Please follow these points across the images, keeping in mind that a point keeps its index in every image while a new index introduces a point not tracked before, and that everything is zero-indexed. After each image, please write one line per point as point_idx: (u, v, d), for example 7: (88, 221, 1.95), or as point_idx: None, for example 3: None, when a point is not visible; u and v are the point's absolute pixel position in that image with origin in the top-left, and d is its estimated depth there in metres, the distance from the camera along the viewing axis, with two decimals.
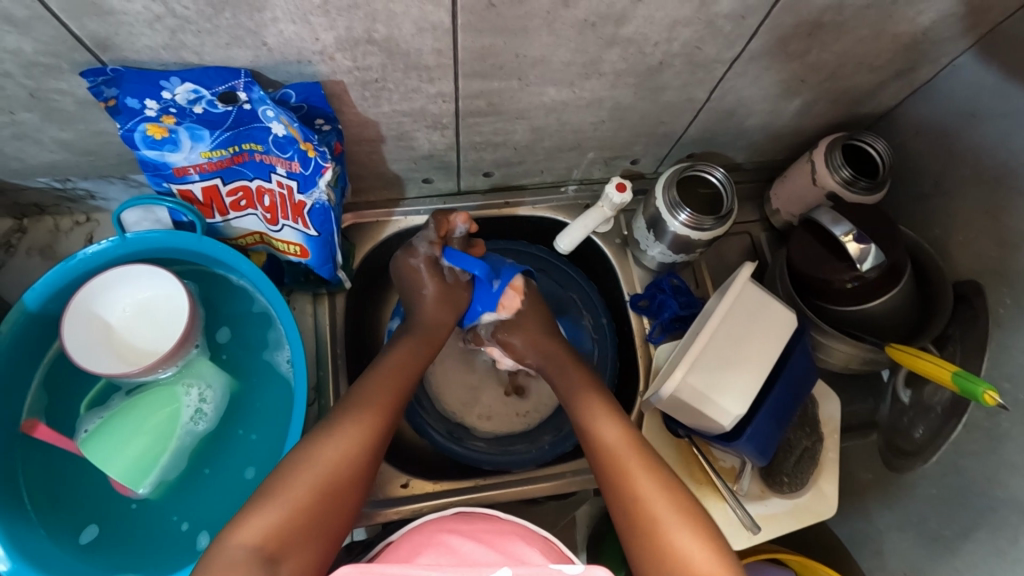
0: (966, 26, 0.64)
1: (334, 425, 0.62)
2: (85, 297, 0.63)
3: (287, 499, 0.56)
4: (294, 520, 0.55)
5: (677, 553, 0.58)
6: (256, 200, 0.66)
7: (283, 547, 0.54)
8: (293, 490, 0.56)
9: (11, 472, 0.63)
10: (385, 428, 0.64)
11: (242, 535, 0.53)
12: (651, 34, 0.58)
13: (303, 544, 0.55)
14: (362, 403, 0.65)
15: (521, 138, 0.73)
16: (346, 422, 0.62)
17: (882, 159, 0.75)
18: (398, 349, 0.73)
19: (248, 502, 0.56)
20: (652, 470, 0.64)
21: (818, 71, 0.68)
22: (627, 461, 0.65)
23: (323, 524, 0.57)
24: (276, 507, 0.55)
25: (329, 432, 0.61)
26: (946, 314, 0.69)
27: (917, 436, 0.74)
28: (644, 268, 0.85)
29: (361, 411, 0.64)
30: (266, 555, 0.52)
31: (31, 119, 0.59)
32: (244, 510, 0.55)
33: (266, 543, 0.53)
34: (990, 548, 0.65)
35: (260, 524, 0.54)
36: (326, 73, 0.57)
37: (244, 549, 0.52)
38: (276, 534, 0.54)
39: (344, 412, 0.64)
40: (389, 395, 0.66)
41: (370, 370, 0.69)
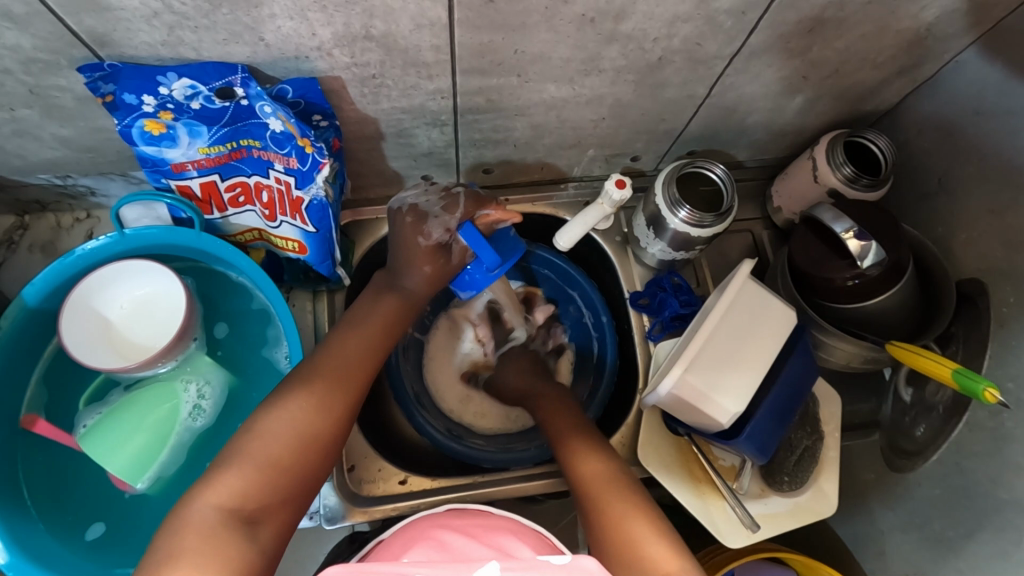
0: (970, 22, 0.64)
1: (303, 378, 0.59)
2: (83, 294, 0.63)
3: (258, 457, 0.53)
4: (268, 479, 0.53)
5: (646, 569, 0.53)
6: (255, 196, 0.66)
7: (259, 507, 0.52)
8: (264, 446, 0.54)
9: (11, 468, 0.64)
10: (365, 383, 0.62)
11: (212, 494, 0.51)
12: (651, 30, 0.58)
13: (280, 504, 0.54)
14: (334, 356, 0.62)
15: (521, 135, 0.73)
16: (318, 375, 0.60)
17: (884, 156, 0.74)
18: (375, 301, 0.70)
19: (217, 461, 0.54)
20: (625, 495, 0.60)
21: (820, 67, 0.68)
22: (599, 489, 0.61)
23: (299, 484, 0.55)
24: (247, 466, 0.53)
25: (308, 385, 0.59)
26: (950, 312, 0.68)
27: (919, 434, 0.73)
28: (645, 266, 0.85)
29: (333, 366, 0.61)
30: (240, 517, 0.51)
31: (30, 115, 0.59)
32: (213, 469, 0.53)
33: (240, 505, 0.51)
34: (993, 549, 0.64)
35: (233, 484, 0.52)
36: (324, 69, 0.57)
37: (212, 509, 0.50)
38: (249, 495, 0.52)
39: (314, 363, 0.61)
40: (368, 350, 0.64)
41: (343, 324, 0.66)
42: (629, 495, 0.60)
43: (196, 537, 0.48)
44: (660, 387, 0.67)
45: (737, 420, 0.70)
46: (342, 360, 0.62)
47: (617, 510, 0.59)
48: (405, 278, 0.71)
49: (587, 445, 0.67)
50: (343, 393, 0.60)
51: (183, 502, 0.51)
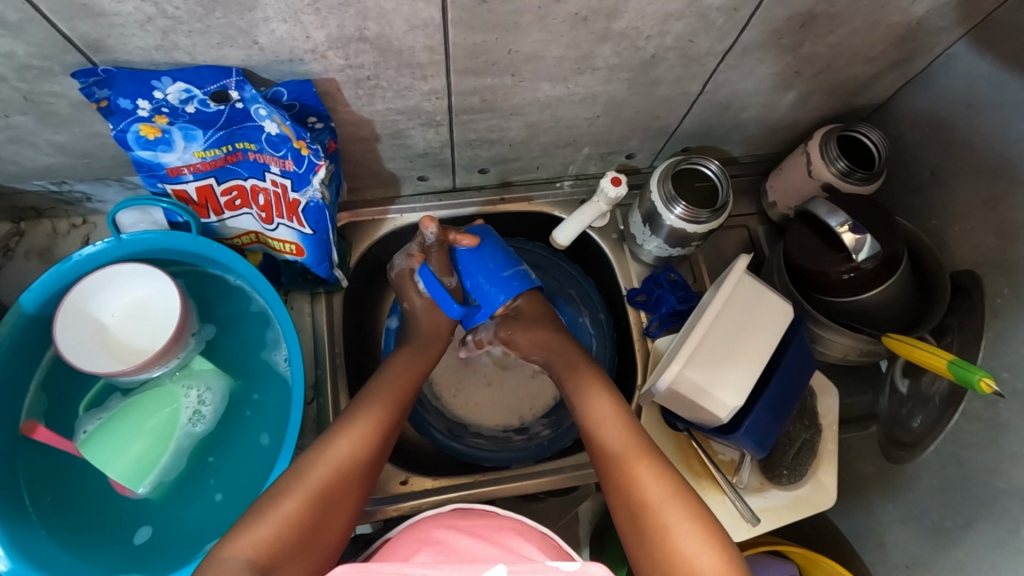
0: (961, 15, 0.64)
1: (327, 440, 0.62)
2: (77, 299, 0.64)
3: (280, 514, 0.56)
4: (286, 534, 0.55)
5: (672, 537, 0.57)
6: (251, 199, 0.66)
7: (277, 560, 0.53)
8: (284, 503, 0.56)
9: (11, 474, 0.64)
10: (385, 433, 0.65)
11: (235, 547, 0.53)
12: (644, 28, 0.58)
13: (296, 557, 0.55)
14: (354, 417, 0.65)
15: (516, 134, 0.73)
16: (339, 436, 0.63)
17: (878, 150, 0.75)
18: (401, 360, 0.73)
19: (241, 518, 0.56)
20: (652, 457, 0.63)
21: (812, 62, 0.68)
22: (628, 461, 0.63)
23: (317, 539, 0.57)
24: (269, 522, 0.55)
25: (328, 440, 0.62)
26: (944, 304, 0.69)
27: (916, 426, 0.74)
28: (642, 263, 0.85)
29: (356, 421, 0.64)
30: (260, 568, 0.52)
31: (25, 122, 0.59)
32: (237, 524, 0.55)
33: (258, 556, 0.53)
34: (992, 539, 0.65)
35: (252, 537, 0.53)
36: (318, 72, 0.57)
37: (238, 562, 0.52)
38: (267, 547, 0.54)
39: (336, 426, 0.64)
40: (394, 403, 0.68)
41: (366, 387, 0.69)
42: (651, 456, 0.64)
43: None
44: (659, 382, 0.67)
45: (736, 414, 0.70)
46: (362, 420, 0.64)
47: (642, 472, 0.62)
48: None
49: (603, 393, 0.70)
50: (361, 456, 0.62)
51: (209, 556, 0.53)
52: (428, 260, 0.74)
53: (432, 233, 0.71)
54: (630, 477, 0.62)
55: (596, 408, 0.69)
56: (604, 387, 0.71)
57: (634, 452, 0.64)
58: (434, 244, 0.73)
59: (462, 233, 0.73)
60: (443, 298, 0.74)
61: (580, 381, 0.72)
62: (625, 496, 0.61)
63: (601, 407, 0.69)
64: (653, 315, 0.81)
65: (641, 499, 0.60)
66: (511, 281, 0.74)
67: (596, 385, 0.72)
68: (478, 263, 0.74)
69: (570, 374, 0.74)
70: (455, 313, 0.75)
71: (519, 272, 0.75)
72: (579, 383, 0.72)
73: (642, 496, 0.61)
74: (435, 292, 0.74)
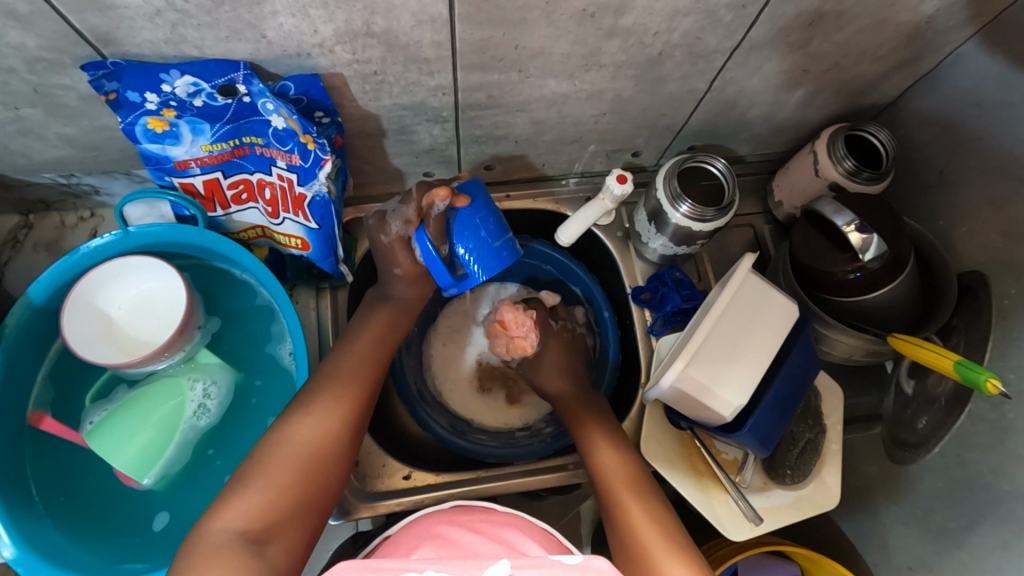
0: (970, 14, 0.64)
1: (308, 400, 0.62)
2: (84, 290, 0.64)
3: (267, 482, 0.56)
4: (276, 500, 0.56)
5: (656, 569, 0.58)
6: (258, 193, 0.67)
7: (269, 528, 0.55)
8: (272, 472, 0.57)
9: (18, 464, 0.64)
10: (365, 394, 0.65)
11: (224, 518, 0.54)
12: (651, 25, 0.58)
13: (291, 525, 0.56)
14: (336, 379, 0.64)
15: (522, 131, 0.73)
16: (320, 398, 0.62)
17: (886, 149, 0.74)
18: (379, 315, 0.72)
19: (229, 486, 0.57)
20: (642, 494, 0.64)
21: (820, 60, 0.68)
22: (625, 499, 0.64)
23: (309, 501, 0.58)
24: (260, 489, 0.56)
25: (311, 403, 0.62)
26: (952, 302, 0.69)
27: (921, 426, 0.73)
28: (647, 261, 0.85)
29: (337, 381, 0.64)
30: (252, 537, 0.53)
31: (35, 114, 0.59)
32: (226, 494, 0.56)
33: (250, 524, 0.54)
34: (996, 541, 0.64)
35: (243, 507, 0.55)
36: (326, 66, 0.57)
37: (230, 532, 0.53)
38: (260, 515, 0.55)
39: (320, 384, 0.64)
40: (370, 363, 0.67)
41: (343, 345, 0.68)
42: (641, 493, 0.64)
43: (211, 557, 0.51)
44: (663, 381, 0.67)
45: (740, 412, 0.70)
46: (342, 382, 0.64)
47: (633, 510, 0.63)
48: (394, 288, 0.73)
49: (603, 433, 0.71)
50: (348, 419, 0.62)
51: (201, 526, 0.54)
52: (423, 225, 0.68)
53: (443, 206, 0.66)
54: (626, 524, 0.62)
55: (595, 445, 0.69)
56: (609, 432, 0.71)
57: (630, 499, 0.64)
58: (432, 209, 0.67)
59: (455, 194, 0.67)
60: (436, 267, 0.68)
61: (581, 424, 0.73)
62: (625, 544, 0.61)
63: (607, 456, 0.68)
64: (657, 314, 0.81)
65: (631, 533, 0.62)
66: (501, 252, 0.69)
67: (596, 429, 0.71)
68: (472, 232, 0.67)
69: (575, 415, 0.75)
70: (447, 284, 0.69)
71: (508, 242, 0.69)
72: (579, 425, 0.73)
73: (640, 544, 0.60)
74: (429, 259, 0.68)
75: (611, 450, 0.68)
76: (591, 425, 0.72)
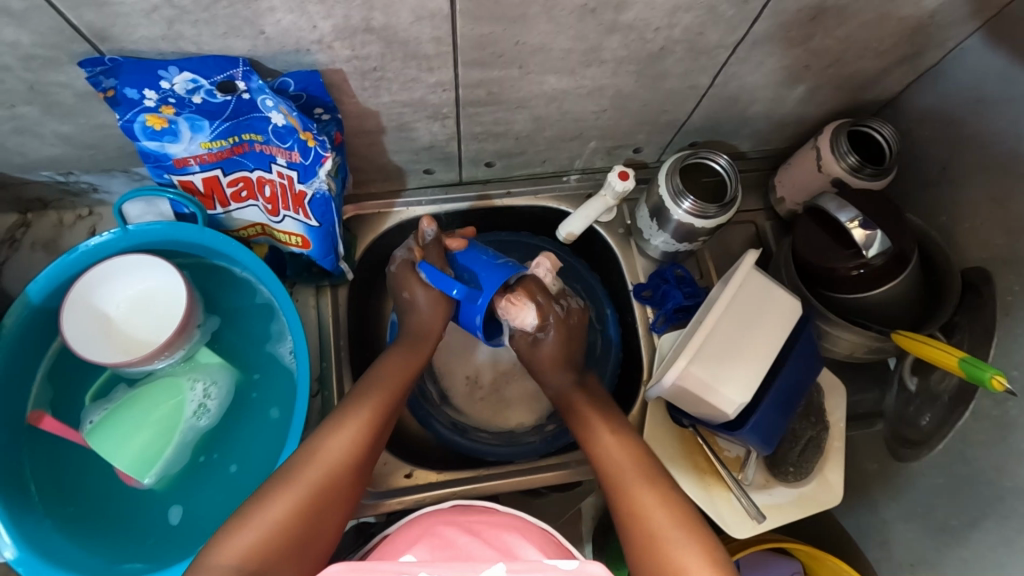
0: (974, 8, 0.63)
1: (318, 441, 0.62)
2: (82, 289, 0.63)
3: (262, 522, 0.55)
4: (271, 541, 0.54)
5: (681, 572, 0.56)
6: (257, 191, 0.66)
7: (261, 571, 0.52)
8: (268, 512, 0.55)
9: (18, 464, 0.64)
10: (372, 438, 0.64)
11: (222, 553, 0.52)
12: (653, 20, 0.57)
13: (283, 565, 0.54)
14: (344, 420, 0.64)
15: (522, 128, 0.73)
16: (327, 440, 0.62)
17: (889, 146, 0.74)
18: (392, 361, 0.72)
19: (224, 525, 0.55)
20: (651, 481, 0.64)
21: (823, 56, 0.67)
22: (624, 469, 0.65)
23: (306, 544, 0.57)
24: (253, 529, 0.54)
25: (318, 443, 0.61)
26: (956, 297, 0.68)
27: (925, 424, 0.73)
28: (648, 258, 0.85)
29: (347, 421, 0.64)
30: (247, 574, 0.52)
31: (31, 112, 0.59)
32: (223, 530, 0.54)
33: (243, 566, 0.52)
34: (999, 538, 0.64)
35: (237, 546, 0.53)
36: (324, 63, 0.57)
37: (222, 572, 0.51)
38: (253, 555, 0.53)
39: (327, 427, 0.64)
40: (383, 406, 0.67)
41: (359, 386, 0.68)
42: (655, 483, 0.64)
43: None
44: (665, 378, 0.66)
45: (742, 410, 0.69)
46: (351, 423, 0.64)
47: (644, 498, 0.63)
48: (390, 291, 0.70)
49: (605, 422, 0.70)
50: (353, 460, 0.62)
51: (195, 563, 0.52)
52: (426, 256, 0.73)
53: (432, 232, 0.74)
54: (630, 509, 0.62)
55: (596, 435, 0.69)
56: (608, 411, 0.72)
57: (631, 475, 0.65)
58: (432, 241, 0.74)
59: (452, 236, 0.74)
60: (442, 283, 0.71)
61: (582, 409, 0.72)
62: (634, 526, 0.61)
63: (605, 433, 0.69)
64: (659, 311, 0.81)
65: (648, 531, 0.60)
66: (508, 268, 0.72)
67: (594, 409, 0.72)
68: (475, 257, 0.73)
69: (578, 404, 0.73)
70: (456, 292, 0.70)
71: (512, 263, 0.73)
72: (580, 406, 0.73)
73: (648, 523, 0.61)
74: (438, 277, 0.71)
75: (615, 444, 0.68)
76: (591, 414, 0.72)
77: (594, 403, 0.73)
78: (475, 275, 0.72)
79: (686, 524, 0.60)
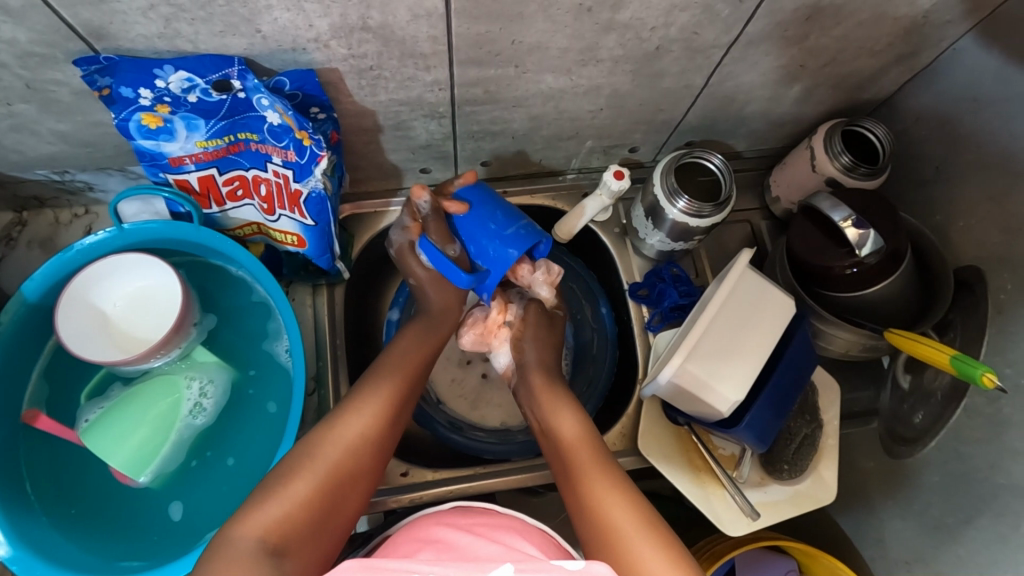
0: (968, 8, 0.64)
1: (340, 416, 0.62)
2: (78, 287, 0.63)
3: (287, 495, 0.55)
4: (297, 513, 0.54)
5: (631, 554, 0.55)
6: (253, 189, 0.66)
7: (289, 542, 0.52)
8: (294, 484, 0.56)
9: (14, 462, 0.64)
10: (393, 412, 0.65)
11: (246, 527, 0.52)
12: (649, 19, 0.58)
13: (308, 538, 0.54)
14: (365, 394, 0.65)
15: (519, 126, 0.73)
16: (348, 414, 0.63)
17: (882, 145, 0.74)
18: (408, 339, 0.73)
19: (249, 498, 0.55)
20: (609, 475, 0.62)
21: (818, 55, 0.68)
22: (578, 452, 0.65)
23: (331, 518, 0.57)
24: (278, 501, 0.54)
25: (339, 418, 0.62)
26: (947, 298, 0.69)
27: (918, 421, 0.74)
28: (644, 257, 0.85)
29: (368, 395, 0.65)
30: (272, 548, 0.51)
31: (28, 110, 0.59)
32: (246, 505, 0.54)
33: (270, 535, 0.52)
34: (993, 535, 0.64)
35: (263, 517, 0.52)
36: (321, 61, 0.57)
37: (250, 540, 0.51)
38: (280, 526, 0.53)
39: (348, 403, 0.64)
40: (402, 382, 0.68)
41: (377, 364, 0.69)
42: (614, 475, 0.62)
43: (231, 565, 0.49)
44: (660, 376, 0.67)
45: (737, 408, 0.70)
46: (372, 398, 0.64)
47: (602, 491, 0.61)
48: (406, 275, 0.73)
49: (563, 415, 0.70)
50: (372, 432, 0.62)
51: (219, 537, 0.52)
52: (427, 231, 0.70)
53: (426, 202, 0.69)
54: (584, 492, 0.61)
55: (560, 432, 0.68)
56: (565, 399, 0.72)
57: (584, 459, 0.64)
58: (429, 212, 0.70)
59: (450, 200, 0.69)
60: (449, 271, 0.70)
61: (541, 393, 0.73)
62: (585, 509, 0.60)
63: (565, 420, 0.69)
64: (655, 309, 0.81)
65: (607, 523, 0.58)
66: (517, 237, 0.68)
67: (557, 394, 0.73)
68: (478, 226, 0.69)
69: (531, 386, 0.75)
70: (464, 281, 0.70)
71: (523, 227, 0.69)
72: (540, 393, 0.73)
73: (598, 505, 0.60)
74: (442, 264, 0.70)
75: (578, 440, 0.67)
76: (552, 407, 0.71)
77: (552, 387, 0.74)
78: (482, 253, 0.70)
79: (638, 508, 0.59)
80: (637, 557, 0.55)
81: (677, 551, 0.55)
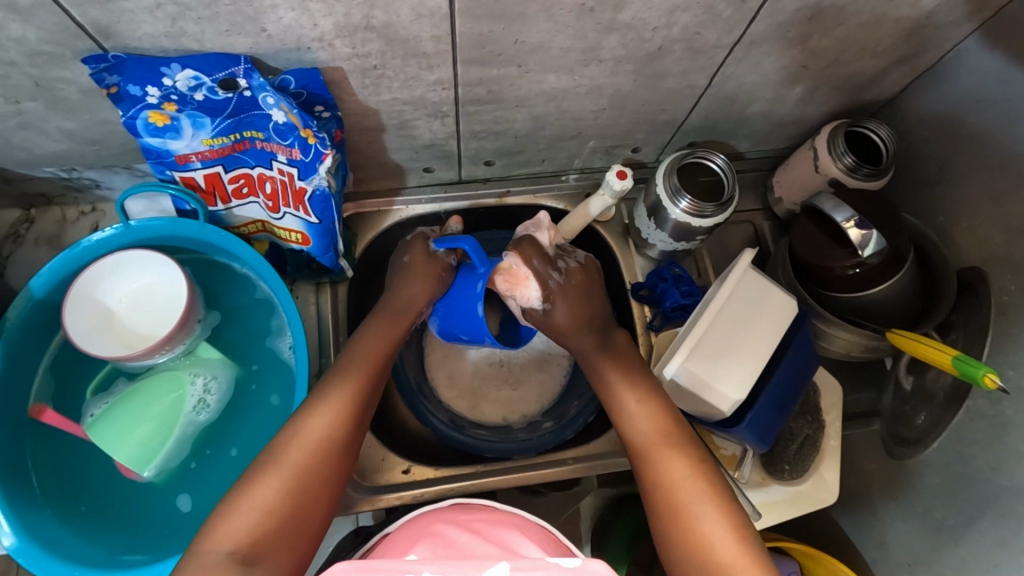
0: (971, 9, 0.64)
1: (301, 418, 0.61)
2: (85, 284, 0.64)
3: (254, 504, 0.55)
4: (266, 523, 0.54)
5: (701, 533, 0.56)
6: (258, 188, 0.67)
7: (259, 551, 0.53)
8: (260, 493, 0.55)
9: (20, 456, 0.64)
10: (355, 410, 0.63)
11: (214, 540, 0.52)
12: (651, 19, 0.58)
13: (281, 545, 0.55)
14: (325, 395, 0.63)
15: (522, 126, 0.74)
16: (308, 416, 0.61)
17: (885, 146, 0.74)
18: (378, 330, 0.70)
19: (220, 506, 0.56)
20: (674, 445, 0.62)
21: (821, 56, 0.68)
22: (646, 427, 0.64)
23: (304, 523, 0.57)
24: (245, 512, 0.54)
25: (298, 420, 0.61)
26: (949, 301, 0.69)
27: (920, 422, 0.74)
28: (646, 257, 0.85)
29: (327, 395, 0.63)
30: (242, 558, 0.52)
31: (36, 108, 0.60)
32: (215, 516, 0.54)
33: (240, 547, 0.52)
34: (994, 537, 0.64)
35: (231, 529, 0.53)
36: (325, 60, 0.58)
37: (218, 554, 0.51)
38: (249, 538, 0.53)
39: (307, 404, 0.62)
40: (363, 376, 0.65)
41: (338, 359, 0.67)
42: (679, 445, 0.62)
43: None
44: (662, 375, 0.67)
45: (739, 408, 0.70)
46: (330, 399, 0.62)
47: (667, 461, 0.61)
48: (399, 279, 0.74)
49: (622, 373, 0.68)
50: (334, 434, 0.61)
51: (193, 549, 0.53)
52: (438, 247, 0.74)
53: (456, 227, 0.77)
54: (650, 466, 0.61)
55: (620, 396, 0.67)
56: (626, 370, 0.69)
57: (652, 433, 0.63)
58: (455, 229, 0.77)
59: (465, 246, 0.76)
60: (454, 242, 0.68)
61: (600, 361, 0.70)
62: (652, 480, 0.60)
63: (626, 392, 0.67)
64: (657, 310, 0.82)
65: (671, 494, 0.59)
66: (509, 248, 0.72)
67: (613, 365, 0.69)
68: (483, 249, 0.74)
69: (589, 356, 0.71)
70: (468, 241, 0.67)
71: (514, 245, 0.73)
72: (593, 361, 0.71)
73: (666, 479, 0.60)
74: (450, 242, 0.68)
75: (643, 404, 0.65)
76: (606, 368, 0.70)
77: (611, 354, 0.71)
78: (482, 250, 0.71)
79: (708, 483, 0.59)
80: (698, 532, 0.56)
81: (745, 530, 0.56)
